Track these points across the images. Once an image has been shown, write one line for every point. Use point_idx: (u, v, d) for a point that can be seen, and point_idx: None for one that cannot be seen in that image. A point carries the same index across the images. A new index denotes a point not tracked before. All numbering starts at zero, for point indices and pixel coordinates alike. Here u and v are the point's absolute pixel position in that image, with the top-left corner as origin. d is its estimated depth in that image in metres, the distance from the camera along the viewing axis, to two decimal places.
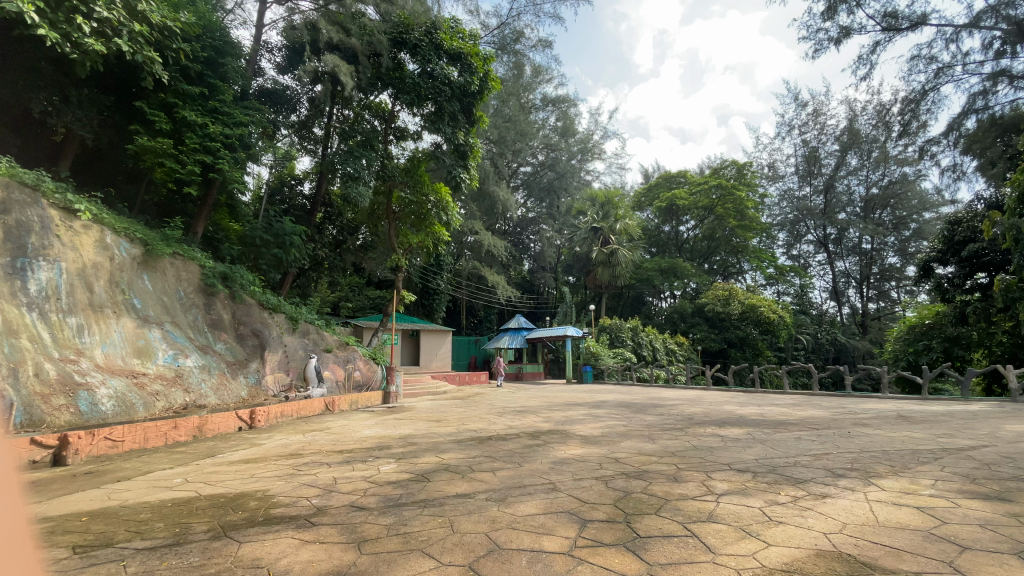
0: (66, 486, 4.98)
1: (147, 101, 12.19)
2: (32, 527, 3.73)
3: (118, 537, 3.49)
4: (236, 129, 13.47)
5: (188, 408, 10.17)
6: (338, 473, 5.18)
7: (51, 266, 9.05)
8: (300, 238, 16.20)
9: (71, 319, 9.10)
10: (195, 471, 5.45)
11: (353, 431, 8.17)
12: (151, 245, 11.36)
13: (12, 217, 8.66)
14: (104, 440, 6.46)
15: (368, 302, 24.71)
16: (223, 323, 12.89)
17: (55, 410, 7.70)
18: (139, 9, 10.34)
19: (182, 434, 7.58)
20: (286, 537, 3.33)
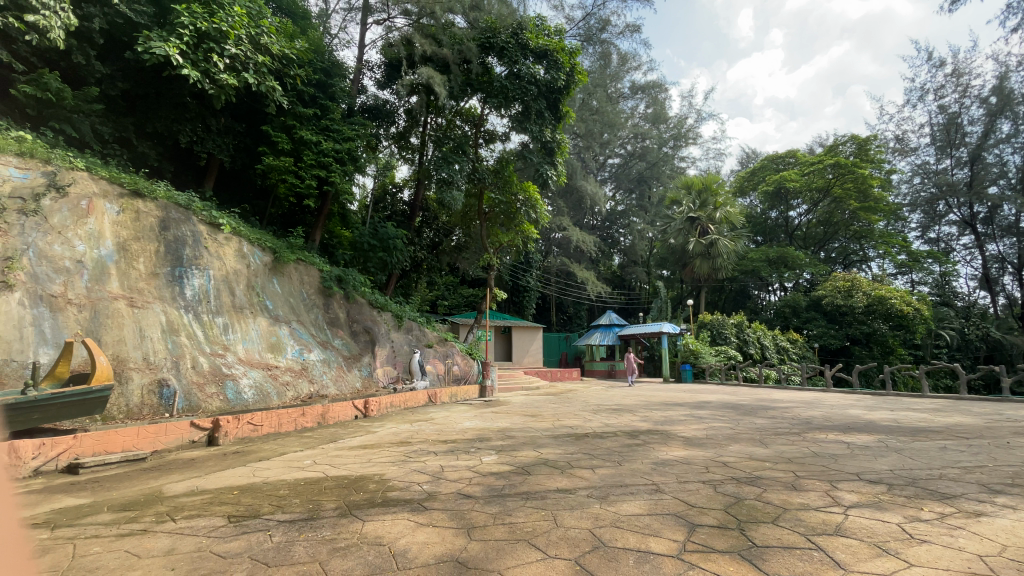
0: (219, 463, 5.79)
1: (272, 125, 13.71)
2: (197, 497, 4.40)
3: (263, 509, 3.99)
4: (345, 143, 14.69)
5: (312, 397, 11.32)
6: (445, 462, 5.46)
7: (202, 273, 10.57)
8: (402, 241, 17.38)
9: (218, 319, 10.55)
10: (322, 454, 6.07)
11: (454, 423, 8.54)
12: (279, 253, 12.76)
13: (170, 233, 10.29)
14: (246, 424, 7.40)
15: (463, 299, 25.56)
16: (339, 321, 14.13)
17: (208, 397, 9.06)
18: (262, 42, 11.69)
19: (308, 421, 8.45)
20: (403, 518, 3.59)
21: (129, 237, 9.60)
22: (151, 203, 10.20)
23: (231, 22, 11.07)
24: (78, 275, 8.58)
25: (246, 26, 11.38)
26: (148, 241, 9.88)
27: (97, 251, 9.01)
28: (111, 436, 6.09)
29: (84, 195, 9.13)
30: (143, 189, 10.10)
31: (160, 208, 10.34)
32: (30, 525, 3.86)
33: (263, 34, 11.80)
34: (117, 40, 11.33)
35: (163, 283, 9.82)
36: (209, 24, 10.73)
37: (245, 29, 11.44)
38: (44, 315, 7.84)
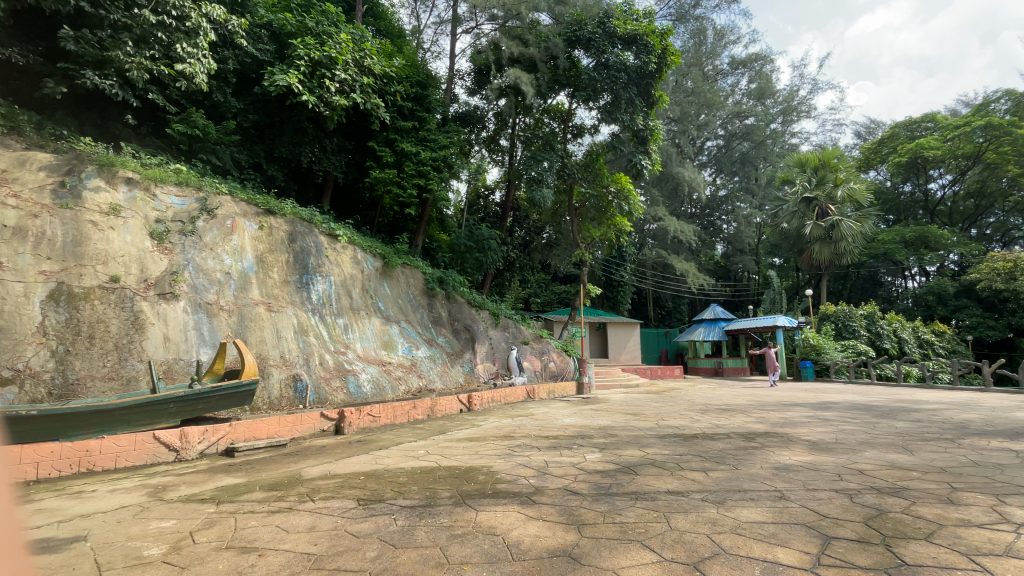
0: (346, 450, 6.40)
1: (377, 141, 14.84)
2: (330, 481, 4.91)
3: (387, 494, 4.34)
4: (441, 151, 15.39)
5: (422, 391, 12.07)
6: (549, 457, 5.52)
7: (324, 280, 11.76)
8: (497, 241, 17.83)
9: (339, 320, 11.66)
10: (433, 445, 6.45)
11: (555, 419, 8.60)
12: (387, 258, 13.76)
13: (297, 244, 11.55)
14: (366, 415, 8.09)
15: (555, 296, 25.40)
16: (442, 320, 14.86)
17: (334, 390, 10.10)
18: (366, 64, 12.69)
19: (419, 413, 9.03)
20: (514, 510, 3.71)
21: (265, 250, 10.94)
22: (281, 219, 11.52)
23: (339, 49, 12.30)
24: (227, 285, 9.94)
25: (352, 51, 12.53)
26: (280, 252, 11.19)
27: (240, 263, 10.36)
28: (258, 424, 6.98)
29: (229, 215, 10.53)
30: (274, 208, 11.43)
31: (288, 223, 11.64)
32: (202, 499, 4.57)
33: (367, 57, 12.79)
34: (247, 77, 13.19)
35: (294, 289, 11.06)
36: (321, 53, 12.02)
37: (351, 54, 12.56)
38: (202, 320, 9.21)
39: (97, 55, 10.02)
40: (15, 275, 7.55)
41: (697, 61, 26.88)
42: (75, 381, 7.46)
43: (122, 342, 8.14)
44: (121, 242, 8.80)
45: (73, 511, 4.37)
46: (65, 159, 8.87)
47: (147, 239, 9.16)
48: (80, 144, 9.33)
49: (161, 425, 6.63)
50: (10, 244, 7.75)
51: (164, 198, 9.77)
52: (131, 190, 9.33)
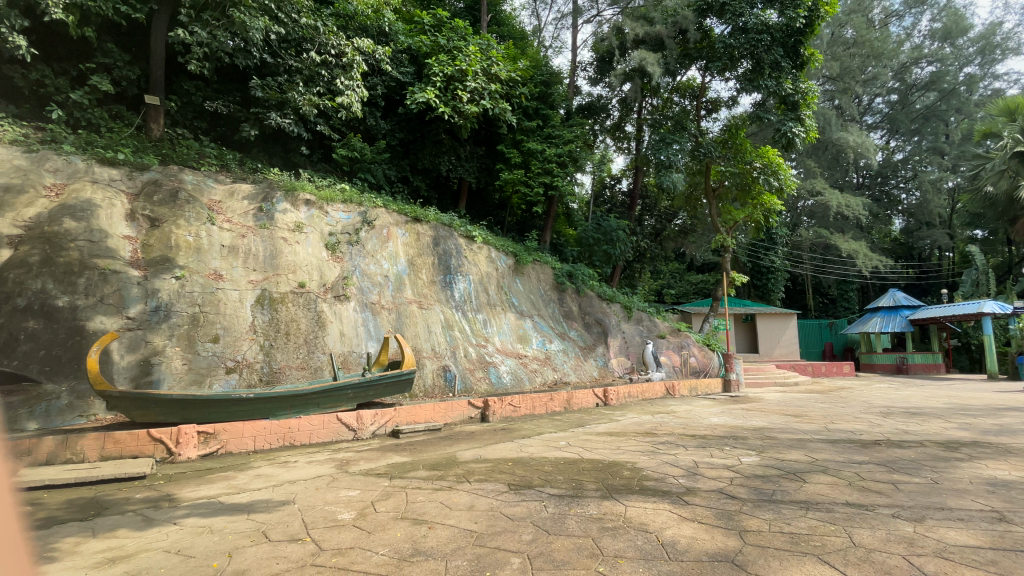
0: (492, 437, 6.81)
1: (505, 144, 15.49)
2: (482, 464, 5.29)
3: (535, 481, 4.54)
4: (565, 146, 15.43)
5: (557, 383, 12.27)
6: (698, 457, 5.24)
7: (464, 278, 12.65)
8: (625, 232, 17.35)
9: (479, 315, 12.44)
10: (574, 437, 6.54)
11: (700, 418, 8.11)
12: (519, 255, 14.26)
13: (441, 247, 12.59)
14: (508, 405, 8.53)
15: (692, 287, 23.80)
16: (574, 313, 14.91)
17: (477, 380, 10.83)
18: (494, 72, 13.29)
19: (556, 405, 9.23)
20: (665, 509, 3.63)
21: (415, 254, 12.13)
22: (426, 225, 12.65)
23: (469, 61, 13.20)
24: (386, 286, 11.25)
25: (480, 61, 13.30)
26: (427, 256, 12.30)
27: (396, 267, 11.64)
28: (417, 409, 7.77)
29: (385, 225, 11.89)
30: (420, 216, 12.58)
31: (432, 228, 12.72)
32: (379, 473, 5.27)
33: (494, 64, 13.39)
34: (392, 99, 14.67)
35: (439, 289, 12.09)
36: (453, 68, 13.05)
37: (479, 64, 13.33)
38: (368, 318, 10.56)
39: (278, 97, 12.01)
40: (232, 284, 9.37)
41: (859, 6, 23.15)
42: (277, 370, 8.99)
43: (310, 337, 9.65)
44: (304, 254, 10.45)
45: (283, 477, 5.35)
46: (261, 188, 10.75)
47: (323, 250, 10.76)
48: (270, 174, 11.26)
49: (342, 408, 7.74)
50: (228, 260, 9.62)
51: (335, 214, 11.38)
52: (309, 210, 11.05)
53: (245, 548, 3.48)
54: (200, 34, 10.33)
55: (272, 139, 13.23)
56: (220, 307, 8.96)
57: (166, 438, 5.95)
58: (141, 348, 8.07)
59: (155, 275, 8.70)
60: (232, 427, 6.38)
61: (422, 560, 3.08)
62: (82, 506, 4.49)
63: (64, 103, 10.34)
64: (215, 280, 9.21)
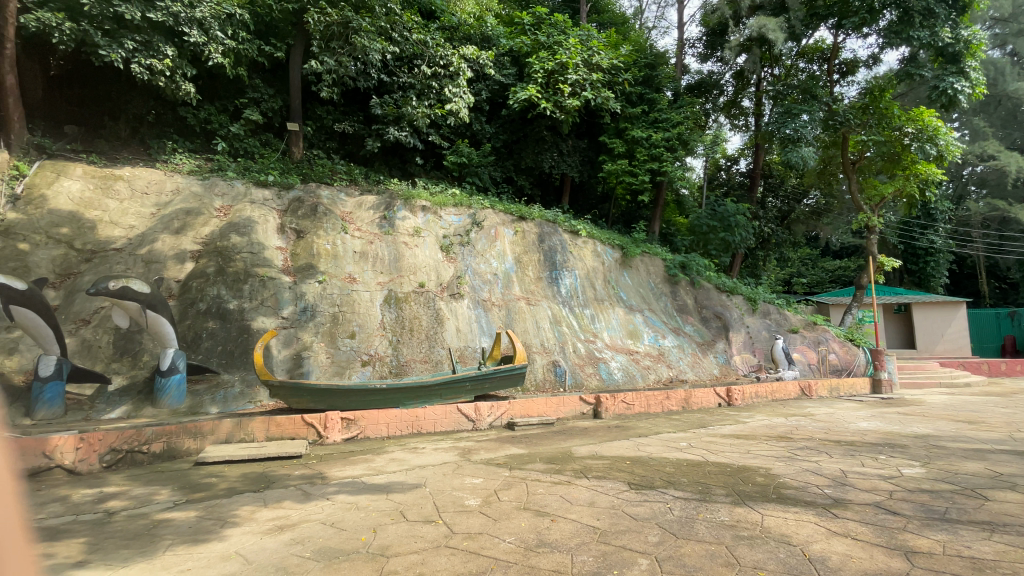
0: (608, 434, 6.72)
1: (608, 134, 15.14)
2: (599, 461, 5.24)
3: (657, 482, 4.39)
4: (674, 130, 14.65)
5: (673, 381, 11.67)
6: (846, 465, 4.68)
7: (571, 274, 12.63)
8: (745, 216, 15.96)
9: (587, 311, 12.34)
10: (696, 438, 6.21)
11: (845, 421, 7.22)
12: (626, 248, 13.87)
13: (546, 244, 12.71)
14: (621, 402, 8.35)
15: (827, 275, 21.19)
16: (688, 307, 14.13)
17: (588, 376, 10.74)
18: (595, 61, 13.10)
19: (673, 404, 8.83)
20: (809, 521, 3.31)
21: (521, 252, 12.41)
22: (531, 223, 12.85)
23: (569, 54, 13.15)
24: (495, 284, 11.68)
25: (580, 53, 13.20)
26: (533, 253, 12.51)
27: (503, 265, 12.03)
28: (530, 403, 7.95)
29: (493, 225, 12.34)
30: (526, 214, 12.82)
31: (537, 226, 12.89)
32: (498, 464, 5.48)
33: (594, 54, 13.20)
34: (496, 102, 15.13)
35: (545, 285, 12.22)
36: (553, 63, 13.09)
37: (580, 56, 13.23)
38: (481, 314, 11.02)
39: (395, 112, 13.01)
40: (364, 285, 10.38)
41: None
42: (403, 363, 9.75)
43: (430, 333, 10.31)
44: (422, 256, 11.31)
45: (413, 462, 5.80)
46: (383, 198, 11.78)
47: (438, 252, 11.54)
48: (391, 185, 12.28)
49: (461, 399, 8.18)
50: (359, 264, 10.68)
51: (447, 217, 12.10)
52: (425, 215, 11.91)
53: (387, 525, 3.84)
54: (329, 62, 11.69)
55: (390, 152, 14.38)
56: (354, 307, 9.98)
57: (316, 423, 6.77)
58: (294, 343, 9.22)
59: (302, 280, 9.94)
60: (369, 414, 7.06)
61: (547, 552, 3.15)
62: (255, 480, 5.28)
63: (225, 136, 12.23)
64: (350, 282, 10.29)
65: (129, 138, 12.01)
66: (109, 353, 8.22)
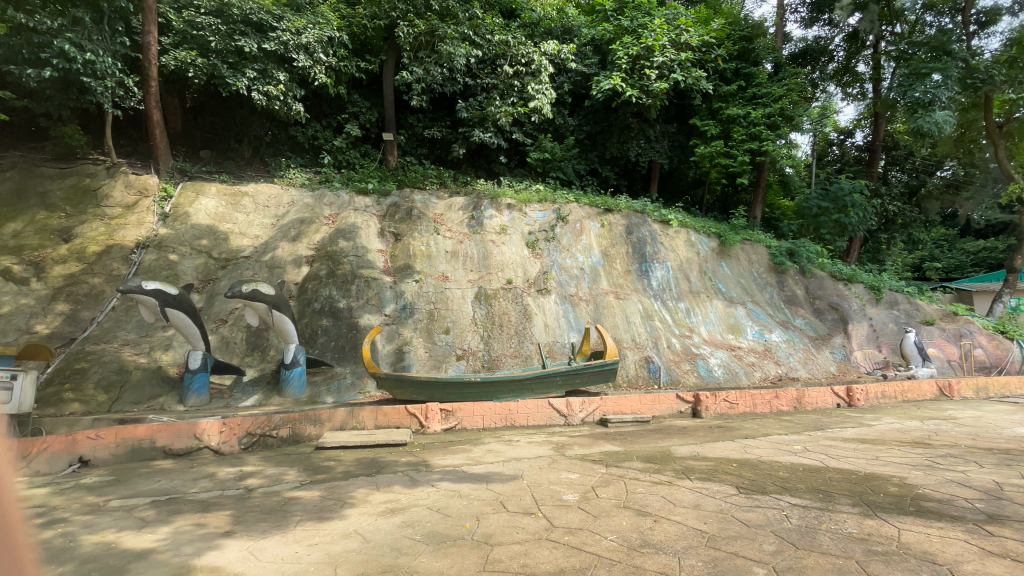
0: (710, 434, 6.38)
1: (700, 115, 14.32)
2: (702, 462, 4.99)
3: (770, 487, 4.10)
4: (775, 105, 13.51)
5: (782, 379, 10.76)
6: (1002, 477, 4.04)
7: (662, 265, 12.16)
8: (863, 194, 14.28)
9: (681, 304, 11.80)
10: (812, 442, 5.69)
11: (1000, 427, 6.22)
12: (724, 236, 13.06)
13: (635, 235, 12.38)
14: (723, 401, 7.89)
15: (969, 257, 18.34)
16: (798, 298, 12.96)
17: (685, 373, 10.27)
18: (683, 40, 12.39)
19: (783, 404, 8.18)
20: (958, 539, 2.92)
21: (608, 245, 12.19)
22: (618, 214, 12.59)
23: (655, 36, 12.57)
24: (582, 278, 11.58)
25: (667, 33, 12.57)
26: (621, 245, 12.24)
27: (590, 259, 11.88)
28: (623, 400, 7.75)
29: (578, 219, 12.24)
30: (612, 206, 12.60)
31: (624, 217, 12.61)
32: (594, 460, 5.43)
33: (682, 32, 12.49)
34: (579, 94, 14.94)
35: (635, 278, 11.90)
36: (638, 47, 12.64)
37: (667, 36, 12.61)
38: (568, 309, 10.98)
39: (480, 114, 13.33)
40: (456, 283, 10.81)
41: None
42: (495, 358, 10.00)
43: (520, 328, 10.47)
44: (509, 253, 11.53)
45: (509, 454, 5.94)
46: (471, 199, 12.19)
47: (525, 248, 11.70)
48: (478, 186, 12.66)
49: (552, 394, 8.25)
50: (451, 263, 11.14)
51: (532, 214, 12.26)
52: (511, 213, 12.15)
53: (488, 515, 3.97)
54: (418, 72, 12.31)
55: (477, 153, 14.80)
56: (448, 304, 10.43)
57: (418, 413, 7.17)
58: (396, 339, 9.80)
59: (401, 279, 10.58)
60: (465, 405, 7.34)
61: (652, 553, 3.07)
62: (367, 465, 5.72)
63: (330, 150, 13.38)
64: (443, 281, 10.77)
65: (252, 157, 13.51)
66: (243, 348, 9.37)
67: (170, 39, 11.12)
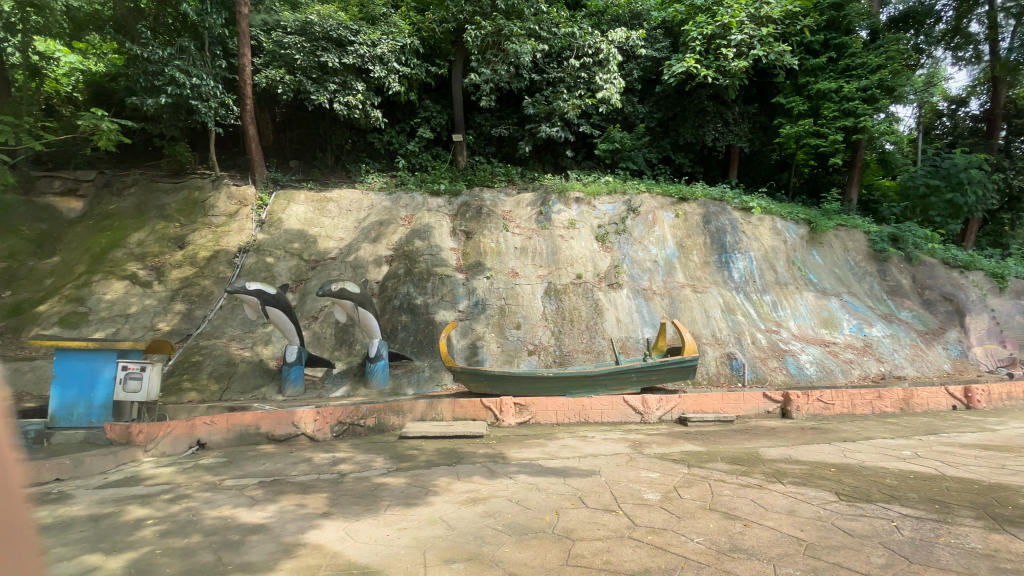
0: (802, 436, 5.97)
1: (785, 93, 13.37)
2: (795, 466, 4.69)
3: (875, 495, 3.78)
4: (872, 76, 12.27)
5: (886, 378, 9.79)
6: None
7: (745, 256, 11.51)
8: (983, 170, 12.61)
9: (766, 297, 11.09)
10: (923, 447, 5.16)
11: None
12: (815, 222, 12.11)
13: (713, 225, 11.84)
14: (817, 401, 7.36)
15: None
16: (903, 288, 11.74)
17: (772, 371, 9.62)
18: (764, 13, 11.56)
19: (888, 405, 7.48)
20: None
21: (684, 236, 11.74)
22: (694, 203, 12.10)
23: (731, 12, 11.82)
24: (656, 271, 11.23)
25: (746, 7, 11.80)
26: (697, 236, 11.74)
27: (665, 251, 11.50)
28: (703, 398, 7.45)
29: (650, 210, 11.90)
30: (687, 194, 12.12)
31: (701, 206, 12.10)
32: (675, 459, 5.28)
33: (763, 5, 11.64)
34: (649, 80, 14.45)
35: (714, 270, 11.36)
36: (714, 26, 11.98)
37: (745, 11, 11.83)
38: (642, 304, 10.70)
39: (546, 109, 13.28)
40: (526, 279, 10.92)
41: None
42: (566, 353, 9.94)
43: (591, 323, 10.35)
44: (579, 247, 11.45)
45: (585, 450, 5.92)
46: (539, 194, 12.25)
47: (595, 242, 11.57)
48: (545, 181, 12.69)
49: (628, 391, 8.08)
50: (521, 259, 11.27)
51: (601, 206, 12.08)
52: (580, 207, 12.06)
53: (568, 509, 4.00)
54: (486, 73, 12.48)
55: (544, 148, 14.78)
56: (519, 300, 10.54)
57: (493, 406, 7.35)
58: (470, 334, 10.06)
59: (473, 276, 10.84)
60: (539, 400, 7.41)
61: (743, 558, 2.95)
62: (447, 455, 5.97)
63: (404, 154, 13.99)
64: (513, 277, 10.92)
65: (334, 165, 14.41)
66: (332, 342, 10.07)
67: (262, 59, 12.10)
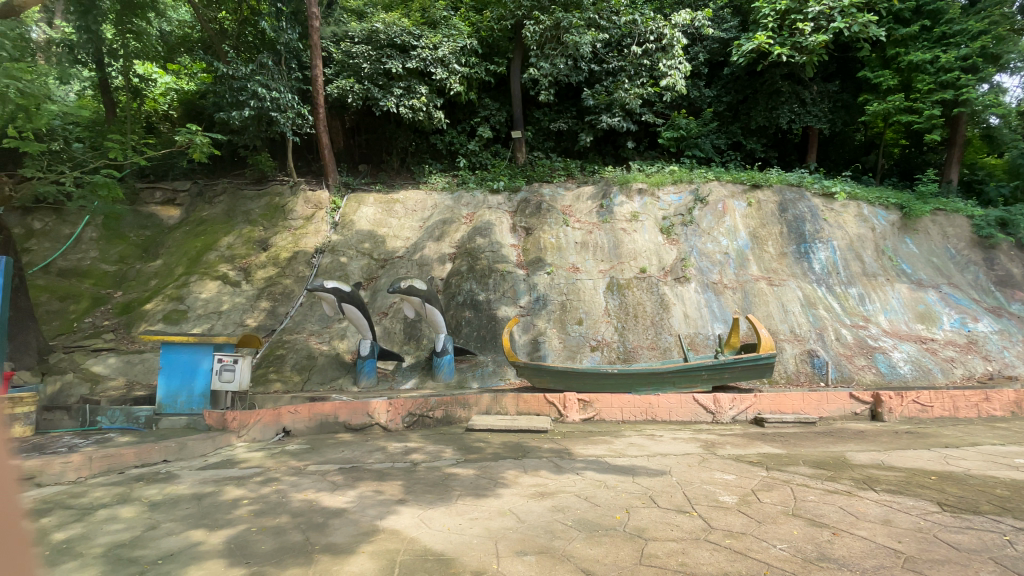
0: (894, 441, 5.51)
1: (871, 66, 12.28)
2: (889, 473, 4.33)
3: (985, 508, 3.44)
4: (977, 42, 10.97)
5: (995, 379, 8.76)
6: None
7: (826, 246, 10.74)
8: None
9: (852, 290, 10.28)
10: None
11: None
12: (908, 207, 11.05)
13: (789, 213, 11.11)
14: (912, 403, 6.79)
15: None
16: (1016, 278, 10.47)
17: (859, 370, 8.88)
18: None
19: (996, 409, 6.87)
20: None
21: (757, 226, 11.12)
22: (768, 190, 11.42)
23: None
24: (727, 264, 10.73)
25: None
26: (772, 225, 11.08)
27: (736, 242, 10.96)
28: (781, 398, 7.05)
29: (719, 200, 11.38)
30: (760, 181, 11.46)
31: (776, 193, 11.39)
32: (751, 461, 5.05)
33: None
34: (716, 63, 13.78)
35: (792, 261, 10.68)
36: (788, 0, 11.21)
37: None
38: (711, 298, 10.28)
39: (607, 100, 13.01)
40: (587, 274, 10.83)
41: None
42: (631, 349, 9.74)
43: (657, 319, 10.07)
44: (643, 241, 11.20)
45: (653, 448, 5.80)
46: (601, 187, 12.09)
47: (659, 235, 11.25)
48: (606, 173, 12.50)
49: (697, 389, 7.79)
50: (582, 254, 11.21)
51: (666, 197, 11.74)
52: (643, 199, 11.77)
53: (639, 508, 3.95)
54: (545, 68, 12.44)
55: (604, 140, 14.53)
56: (581, 295, 10.47)
57: (557, 402, 7.38)
58: (532, 330, 10.11)
59: (534, 272, 10.89)
60: (603, 397, 7.34)
61: (833, 568, 2.79)
62: (513, 449, 6.07)
63: (466, 153, 14.29)
64: (574, 272, 10.86)
65: (400, 167, 14.97)
66: (401, 337, 10.52)
67: (332, 70, 12.77)
